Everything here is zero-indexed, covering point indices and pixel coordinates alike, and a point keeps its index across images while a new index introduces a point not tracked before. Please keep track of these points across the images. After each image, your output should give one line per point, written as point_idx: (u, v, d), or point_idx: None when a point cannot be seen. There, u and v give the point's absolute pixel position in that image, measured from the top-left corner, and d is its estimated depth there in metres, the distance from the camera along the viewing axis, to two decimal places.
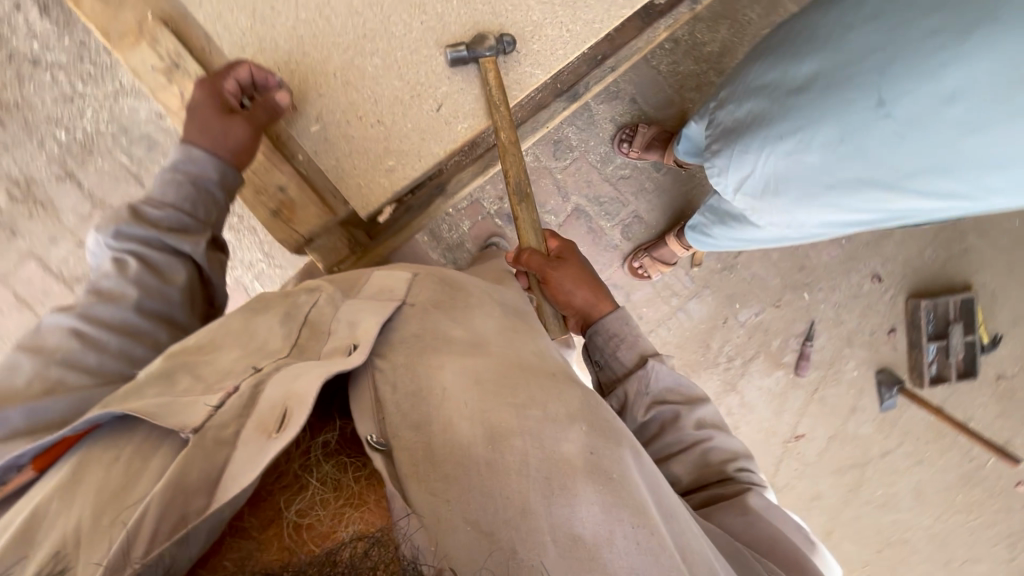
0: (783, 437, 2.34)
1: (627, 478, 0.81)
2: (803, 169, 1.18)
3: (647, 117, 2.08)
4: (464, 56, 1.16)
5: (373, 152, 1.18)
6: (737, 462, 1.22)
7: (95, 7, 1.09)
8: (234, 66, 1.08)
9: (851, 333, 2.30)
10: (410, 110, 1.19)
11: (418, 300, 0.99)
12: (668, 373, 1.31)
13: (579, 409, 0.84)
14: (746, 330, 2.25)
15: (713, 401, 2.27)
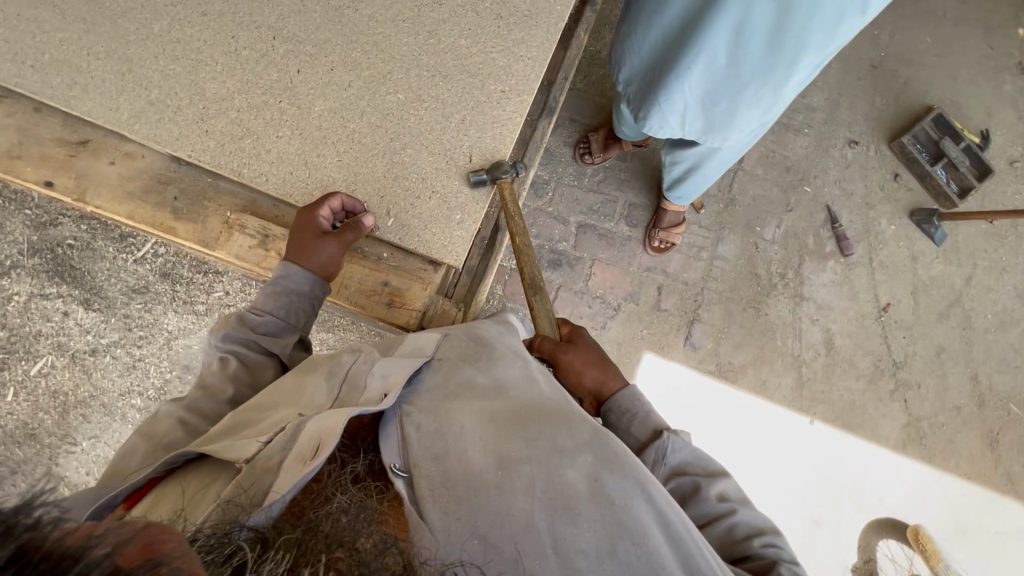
0: (875, 315, 2.36)
1: (630, 501, 0.82)
2: (716, 77, 1.34)
3: (591, 127, 2.32)
4: (484, 178, 1.31)
5: (440, 215, 1.32)
6: (767, 537, 1.03)
7: (189, 229, 1.23)
8: (328, 196, 1.23)
9: (865, 197, 2.43)
10: (450, 173, 1.32)
11: (446, 353, 1.06)
12: (685, 447, 1.16)
13: (586, 441, 0.88)
14: (780, 243, 2.35)
15: (793, 319, 2.31)
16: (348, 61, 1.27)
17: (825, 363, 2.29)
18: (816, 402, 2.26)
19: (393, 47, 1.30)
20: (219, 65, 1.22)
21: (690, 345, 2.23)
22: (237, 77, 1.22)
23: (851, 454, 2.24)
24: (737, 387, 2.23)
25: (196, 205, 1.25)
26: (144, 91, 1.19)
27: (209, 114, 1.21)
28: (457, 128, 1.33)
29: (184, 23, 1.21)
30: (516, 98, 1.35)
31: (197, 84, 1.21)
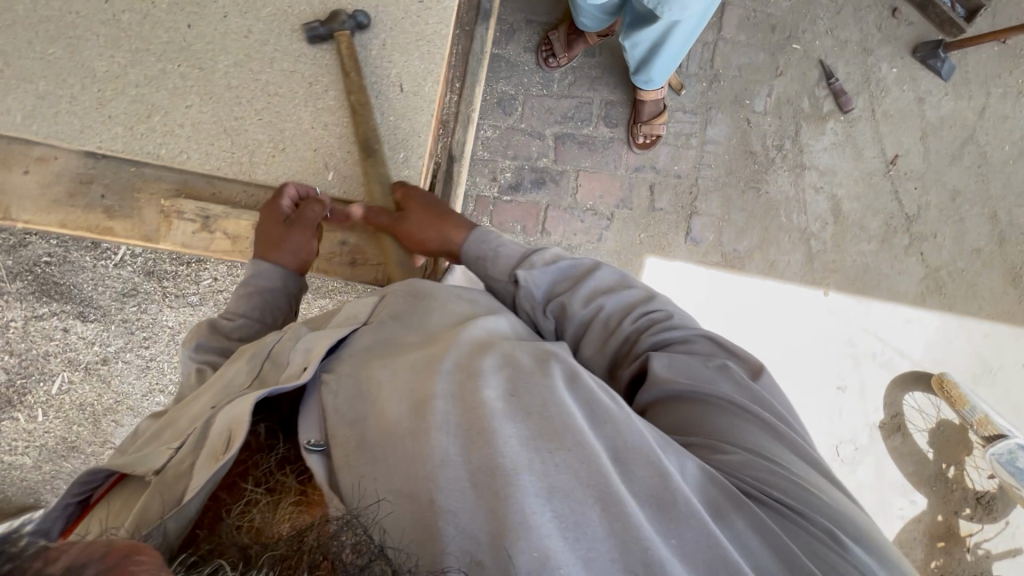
0: (882, 170, 2.23)
1: (548, 403, 0.78)
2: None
3: (550, 25, 2.11)
4: (318, 30, 1.20)
5: (384, 155, 1.25)
6: (636, 311, 1.06)
7: (127, 227, 1.15)
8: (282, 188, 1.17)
9: (861, 42, 2.22)
10: (382, 109, 1.26)
11: (385, 315, 1.00)
12: (546, 270, 1.11)
13: (502, 361, 0.85)
14: (773, 113, 2.19)
15: (796, 191, 2.20)
16: (241, 6, 1.20)
17: (834, 232, 2.21)
18: (829, 272, 2.20)
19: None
20: (100, 36, 1.14)
21: (692, 241, 2.16)
22: (125, 48, 1.15)
23: (869, 316, 2.21)
24: (747, 274, 2.17)
25: (126, 199, 1.16)
26: (32, 84, 1.12)
27: (108, 96, 1.14)
28: (379, 52, 1.27)
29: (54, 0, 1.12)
30: (438, 7, 1.29)
31: (86, 64, 1.14)
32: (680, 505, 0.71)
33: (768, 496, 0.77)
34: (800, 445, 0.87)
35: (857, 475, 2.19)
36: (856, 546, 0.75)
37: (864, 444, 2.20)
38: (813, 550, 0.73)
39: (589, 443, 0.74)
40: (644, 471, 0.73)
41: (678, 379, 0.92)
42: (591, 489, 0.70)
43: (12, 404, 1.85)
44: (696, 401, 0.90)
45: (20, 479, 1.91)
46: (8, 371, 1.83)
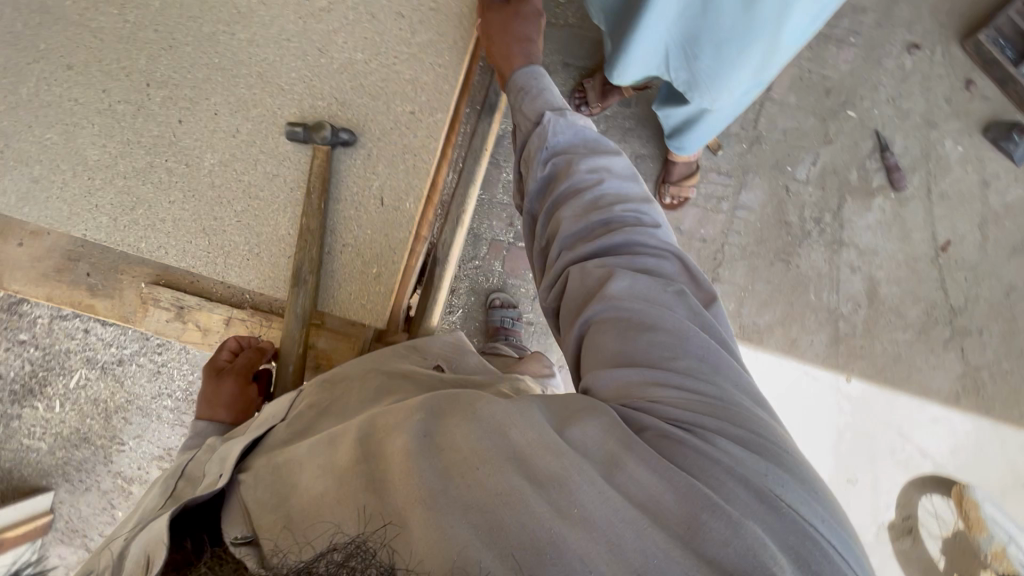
0: (931, 256, 2.05)
1: (467, 434, 0.66)
2: (694, 17, 1.09)
3: (588, 70, 2.05)
4: (296, 133, 1.00)
5: (356, 269, 1.06)
6: (629, 204, 0.85)
7: (108, 306, 1.20)
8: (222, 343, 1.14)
9: (925, 115, 2.04)
10: (361, 218, 1.05)
11: (314, 402, 0.94)
12: (569, 127, 0.94)
13: (419, 399, 0.74)
14: (816, 183, 2.05)
15: (830, 268, 2.06)
16: (231, 103, 1.01)
17: (866, 316, 2.06)
18: (854, 359, 2.06)
19: (280, 76, 1.02)
20: (94, 126, 0.99)
21: None
22: (115, 139, 1.00)
23: (892, 411, 2.07)
24: (764, 349, 2.06)
25: (109, 278, 1.20)
26: (21, 170, 1.00)
27: (95, 186, 1.01)
28: (366, 165, 1.05)
29: (49, 82, 0.97)
30: (430, 118, 1.05)
31: (75, 151, 1.00)
32: (567, 482, 0.61)
33: (685, 438, 0.65)
34: (735, 372, 0.72)
35: None
36: (785, 482, 0.63)
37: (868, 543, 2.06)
38: (738, 497, 0.60)
39: (494, 448, 0.64)
40: (540, 455, 0.63)
41: (625, 299, 0.75)
42: (501, 495, 0.60)
43: (33, 394, 1.97)
44: (638, 331, 0.73)
45: (35, 461, 2.03)
46: (32, 363, 1.94)
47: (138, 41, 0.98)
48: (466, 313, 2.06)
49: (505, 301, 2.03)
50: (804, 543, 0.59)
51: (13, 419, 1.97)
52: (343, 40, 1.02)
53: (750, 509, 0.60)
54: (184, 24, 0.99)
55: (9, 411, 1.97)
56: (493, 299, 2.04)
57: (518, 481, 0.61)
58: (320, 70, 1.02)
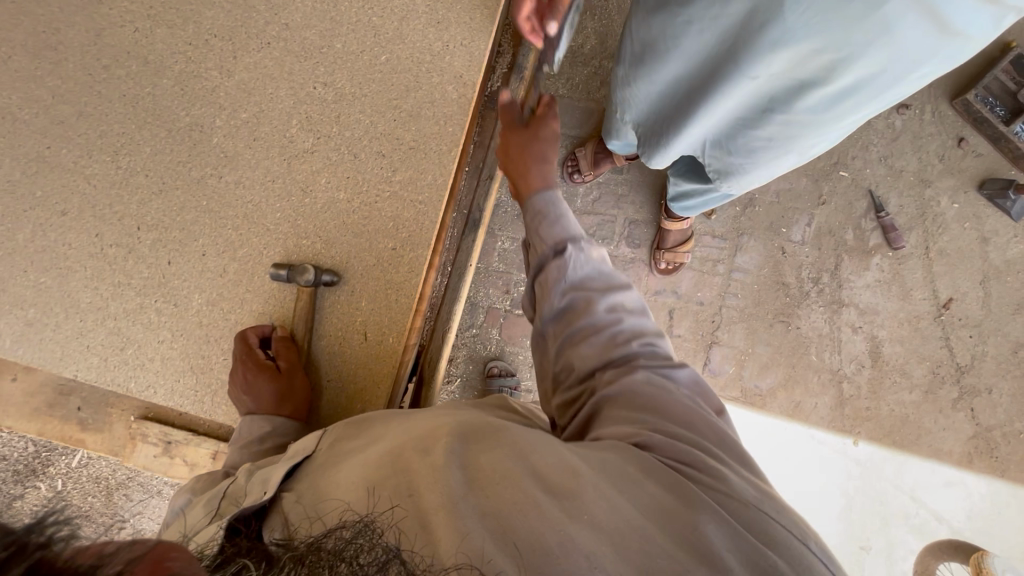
0: (933, 314, 2.03)
1: (496, 458, 0.66)
2: (731, 140, 1.07)
3: (580, 139, 2.08)
4: (280, 275, 1.01)
5: (340, 404, 1.06)
6: (648, 338, 0.91)
7: (97, 440, 1.23)
8: (246, 340, 1.01)
9: (919, 173, 2.04)
10: (344, 354, 1.06)
11: (347, 433, 0.83)
12: (589, 264, 0.96)
13: (452, 425, 0.73)
14: (812, 244, 2.05)
15: (829, 329, 2.04)
16: (218, 242, 1.04)
17: (871, 376, 2.03)
18: (861, 421, 2.02)
19: (265, 216, 1.05)
20: (89, 270, 1.02)
21: (710, 372, 2.04)
22: (107, 281, 1.02)
23: (903, 476, 2.02)
24: (766, 412, 2.04)
25: (99, 413, 1.23)
26: (19, 312, 1.01)
27: (87, 328, 1.03)
28: (349, 301, 1.07)
29: (48, 229, 1.01)
30: (409, 254, 1.07)
31: (70, 294, 1.02)
32: (580, 492, 0.62)
33: (692, 471, 0.70)
34: (739, 450, 0.79)
35: None
36: (780, 511, 0.68)
37: None
38: (741, 517, 0.65)
39: (515, 470, 0.64)
40: (557, 471, 0.64)
41: (644, 391, 0.82)
42: (522, 509, 0.59)
43: (35, 474, 1.97)
44: (655, 412, 0.80)
45: None
46: (37, 444, 1.96)
47: (130, 184, 1.02)
48: (462, 382, 2.06)
49: (503, 369, 2.03)
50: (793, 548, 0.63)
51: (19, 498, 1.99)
52: (325, 180, 1.06)
53: (749, 523, 0.64)
54: (174, 169, 1.03)
55: None
56: (491, 367, 2.03)
57: (533, 493, 0.61)
58: (303, 210, 1.05)
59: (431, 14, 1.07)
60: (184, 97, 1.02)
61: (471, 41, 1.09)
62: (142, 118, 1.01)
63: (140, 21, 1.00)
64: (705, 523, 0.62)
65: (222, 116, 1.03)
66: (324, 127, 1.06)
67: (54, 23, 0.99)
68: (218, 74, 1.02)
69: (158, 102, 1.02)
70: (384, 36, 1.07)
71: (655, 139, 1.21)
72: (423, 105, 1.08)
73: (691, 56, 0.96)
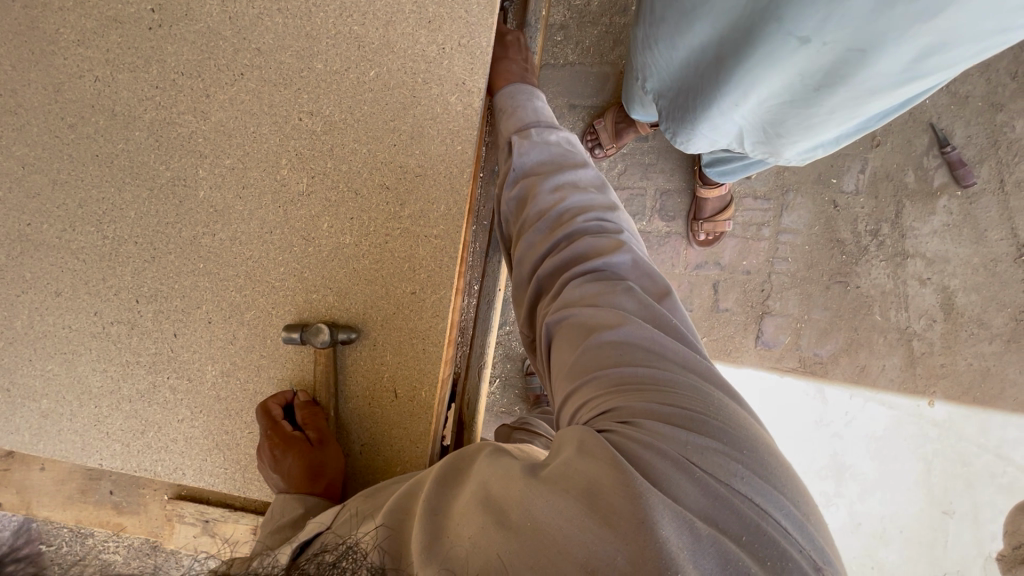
0: (1013, 255, 1.82)
1: (462, 495, 0.58)
2: (776, 109, 0.93)
3: (597, 108, 1.91)
4: (295, 338, 0.93)
5: (378, 460, 0.99)
6: (592, 212, 0.85)
7: (135, 522, 1.21)
8: (271, 413, 0.95)
9: (988, 96, 1.78)
10: (377, 415, 0.99)
11: (361, 507, 0.74)
12: (539, 145, 0.95)
13: (436, 467, 0.66)
14: (867, 193, 1.84)
15: (893, 285, 1.86)
16: (223, 308, 0.98)
17: (944, 330, 1.86)
18: (935, 379, 1.87)
19: (268, 272, 0.98)
20: (92, 350, 0.99)
21: (764, 345, 1.91)
22: (115, 361, 1.00)
23: (985, 433, 1.87)
24: (829, 381, 1.90)
25: (133, 494, 1.22)
26: (33, 404, 1.01)
27: (103, 413, 1.01)
28: (374, 354, 0.99)
29: (44, 310, 0.99)
30: (434, 296, 0.97)
31: (80, 380, 1.01)
32: (521, 501, 0.51)
33: (616, 428, 0.57)
34: (685, 358, 0.67)
35: None
36: (714, 447, 0.55)
37: None
38: (655, 466, 0.52)
39: (473, 497, 0.55)
40: (500, 483, 0.55)
41: (581, 312, 0.73)
42: (475, 540, 0.50)
43: None
44: (588, 335, 0.70)
45: None
46: None
47: (122, 255, 0.97)
48: (503, 383, 1.99)
49: None
50: (729, 511, 0.50)
51: None
52: (327, 225, 0.97)
53: (670, 478, 0.51)
54: (162, 232, 0.97)
55: None
56: (531, 364, 1.95)
57: (484, 520, 0.51)
58: (308, 259, 0.97)
59: (420, 13, 0.93)
60: (161, 148, 0.95)
61: (471, 40, 0.93)
62: (120, 177, 0.96)
63: (99, 69, 0.94)
64: (622, 491, 0.49)
65: (204, 166, 0.96)
66: (317, 164, 0.96)
67: (10, 84, 0.94)
68: (193, 117, 0.95)
69: (136, 158, 0.96)
70: (370, 46, 0.93)
71: (686, 109, 1.09)
72: (424, 122, 0.95)
73: (727, 19, 0.83)
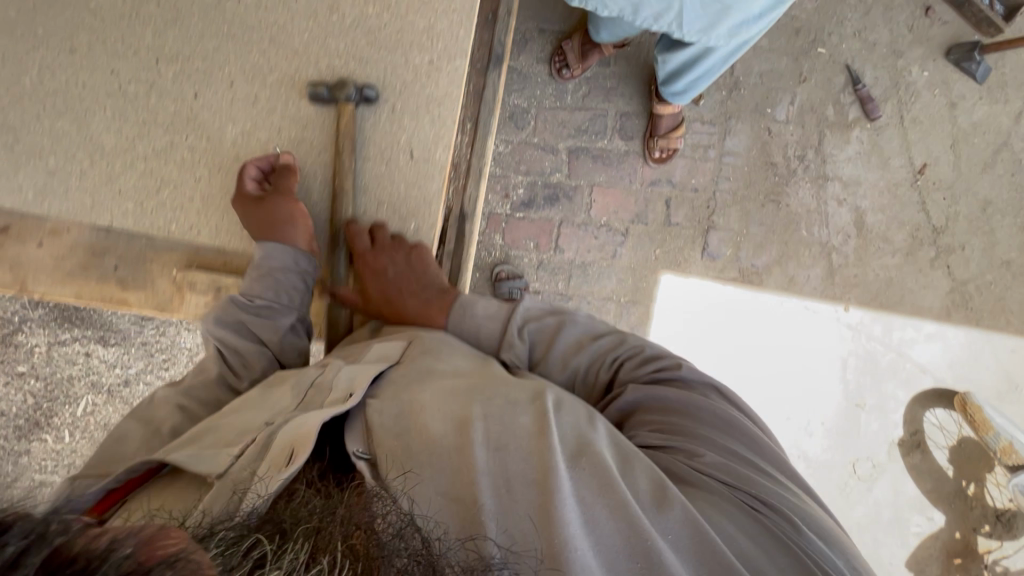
0: (910, 181, 2.14)
1: (594, 457, 0.85)
2: None
3: (564, 33, 2.05)
4: (323, 93, 1.23)
5: (397, 212, 1.32)
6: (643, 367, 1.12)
7: (142, 297, 1.31)
8: (243, 170, 1.24)
9: (891, 44, 2.11)
10: (393, 172, 1.30)
11: (420, 345, 1.13)
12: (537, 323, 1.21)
13: (542, 408, 0.92)
14: (795, 122, 2.11)
15: (816, 204, 2.13)
16: (247, 71, 1.24)
17: (856, 245, 2.14)
18: (850, 287, 2.15)
19: (292, 40, 1.24)
20: (105, 108, 1.22)
21: (709, 256, 2.12)
22: (130, 119, 1.23)
23: (890, 333, 2.17)
24: (764, 289, 2.13)
25: (136, 272, 1.30)
26: (44, 159, 1.22)
27: (116, 171, 1.24)
28: (389, 117, 1.28)
29: (56, 67, 1.20)
30: (449, 67, 1.27)
31: (90, 137, 1.22)
32: (667, 509, 0.80)
33: (751, 494, 0.85)
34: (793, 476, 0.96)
35: (874, 492, 2.18)
36: (818, 537, 0.84)
37: (882, 462, 2.17)
38: (769, 522, 0.82)
39: (596, 472, 0.83)
40: (648, 486, 0.83)
41: (710, 424, 0.99)
42: (611, 512, 0.78)
43: (39, 427, 1.86)
44: (721, 434, 0.97)
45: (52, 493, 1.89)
46: (35, 397, 1.84)
47: (140, 15, 1.20)
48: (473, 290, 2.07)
49: (511, 271, 2.06)
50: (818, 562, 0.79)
51: (25, 454, 1.86)
52: (352, 3, 1.24)
53: (784, 539, 0.80)
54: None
55: (17, 448, 1.86)
56: (499, 272, 2.07)
57: (627, 503, 0.79)
58: (333, 30, 1.24)
59: None
60: None
61: None
62: None
63: None
64: (753, 541, 0.80)
65: None
66: None
67: None
68: None
69: None
70: None
71: None
72: None
73: None
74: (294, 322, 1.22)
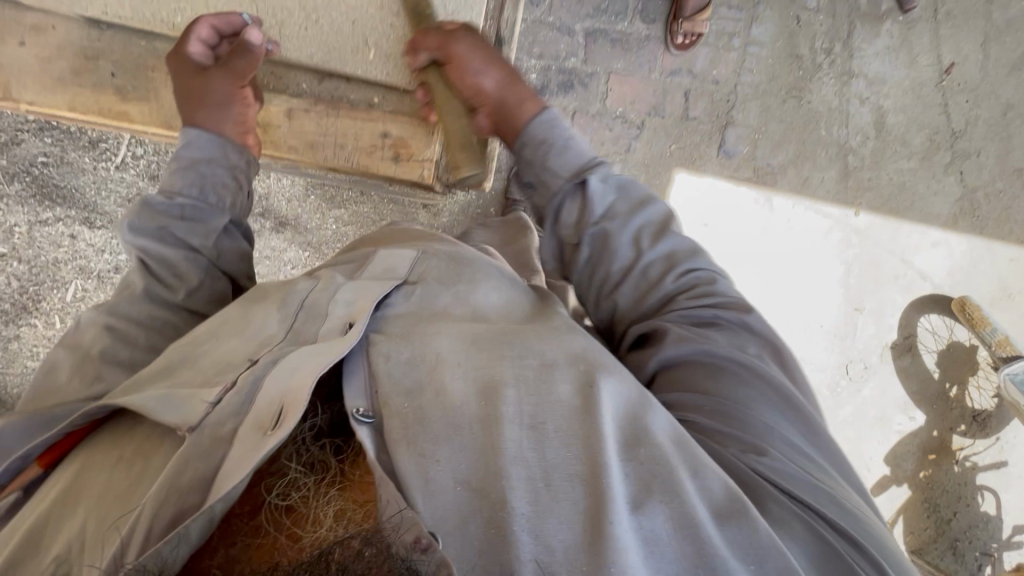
0: (935, 80, 2.07)
1: (648, 448, 0.72)
2: None
3: None
4: None
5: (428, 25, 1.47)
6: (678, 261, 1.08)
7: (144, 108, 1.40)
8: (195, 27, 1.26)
9: None
10: None
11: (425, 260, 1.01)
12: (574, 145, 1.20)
13: (584, 373, 0.79)
14: (826, 11, 1.99)
15: (838, 101, 2.05)
16: None
17: (874, 147, 2.09)
18: (863, 190, 2.12)
19: None
20: None
21: (725, 154, 2.05)
22: None
23: (896, 239, 2.17)
24: (777, 191, 2.09)
25: (137, 79, 1.39)
26: None
27: None
28: None
29: None
30: None
31: None
32: (743, 527, 0.67)
33: (822, 511, 0.75)
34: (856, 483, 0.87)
35: (862, 393, 2.26)
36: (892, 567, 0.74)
37: (873, 364, 2.24)
38: (838, 544, 0.72)
39: (652, 469, 0.70)
40: (716, 493, 0.70)
41: (773, 406, 0.86)
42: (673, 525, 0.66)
43: (27, 311, 1.69)
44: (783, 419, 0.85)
45: None
46: (19, 279, 1.66)
47: None
48: None
49: None
50: None
51: (12, 341, 1.69)
52: None
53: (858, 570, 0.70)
54: None
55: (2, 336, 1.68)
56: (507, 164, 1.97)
57: (696, 517, 0.67)
58: None
59: None
60: None
61: None
62: None
63: None
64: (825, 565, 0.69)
65: None
66: None
67: None
68: None
69: None
70: None
71: None
72: None
73: None
74: (226, 224, 1.23)
